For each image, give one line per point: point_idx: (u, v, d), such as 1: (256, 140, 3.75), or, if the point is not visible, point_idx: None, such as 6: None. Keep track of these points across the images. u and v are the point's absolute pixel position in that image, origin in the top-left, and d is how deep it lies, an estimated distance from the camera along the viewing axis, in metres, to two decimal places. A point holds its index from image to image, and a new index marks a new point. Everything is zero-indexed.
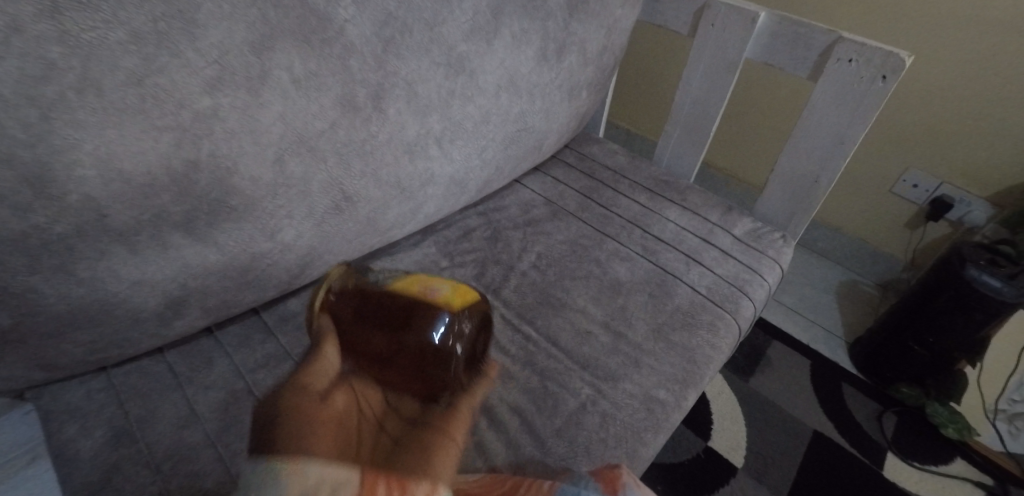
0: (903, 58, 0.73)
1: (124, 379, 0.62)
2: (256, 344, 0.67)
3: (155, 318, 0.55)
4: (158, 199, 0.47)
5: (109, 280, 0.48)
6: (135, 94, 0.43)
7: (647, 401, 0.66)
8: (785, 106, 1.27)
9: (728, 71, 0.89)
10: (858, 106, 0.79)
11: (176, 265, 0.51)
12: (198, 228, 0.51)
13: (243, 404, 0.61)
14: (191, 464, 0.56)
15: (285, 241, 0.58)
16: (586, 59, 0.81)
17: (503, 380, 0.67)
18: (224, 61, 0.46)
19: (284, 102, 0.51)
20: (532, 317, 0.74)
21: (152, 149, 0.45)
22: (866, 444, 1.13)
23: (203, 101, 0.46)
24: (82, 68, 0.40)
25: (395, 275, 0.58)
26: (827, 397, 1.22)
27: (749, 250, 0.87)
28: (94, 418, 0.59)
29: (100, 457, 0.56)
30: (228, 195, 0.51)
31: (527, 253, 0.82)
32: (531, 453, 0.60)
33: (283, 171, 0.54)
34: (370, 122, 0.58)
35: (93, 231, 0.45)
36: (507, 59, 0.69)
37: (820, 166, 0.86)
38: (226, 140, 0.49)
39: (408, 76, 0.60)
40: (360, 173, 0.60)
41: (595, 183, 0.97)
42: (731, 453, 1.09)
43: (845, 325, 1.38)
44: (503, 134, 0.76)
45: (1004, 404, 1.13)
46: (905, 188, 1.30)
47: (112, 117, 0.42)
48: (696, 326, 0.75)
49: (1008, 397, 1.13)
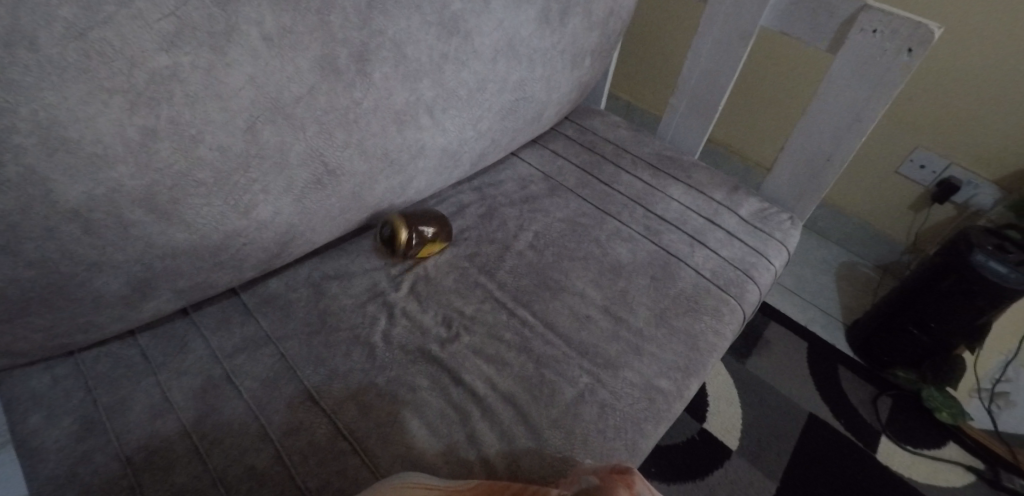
0: (932, 29, 0.68)
1: (93, 364, 0.58)
2: (234, 327, 0.63)
3: (120, 302, 0.50)
4: (113, 172, 0.42)
5: (63, 262, 0.44)
6: (77, 49, 0.38)
7: (649, 391, 0.63)
8: (800, 84, 1.22)
9: (741, 40, 0.83)
10: (880, 81, 0.74)
11: (139, 245, 0.47)
12: (161, 204, 0.46)
13: (220, 392, 0.57)
14: (164, 457, 0.52)
15: (261, 219, 0.53)
16: (590, 23, 0.75)
17: (498, 367, 0.63)
18: (183, 14, 0.41)
19: (254, 62, 0.45)
20: (528, 300, 0.70)
21: (102, 115, 0.40)
22: (859, 427, 1.09)
23: (160, 59, 0.41)
24: (11, 18, 0.35)
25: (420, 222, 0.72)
26: (823, 378, 1.17)
27: (755, 232, 0.83)
28: (59, 406, 0.55)
29: (66, 449, 0.52)
30: (193, 168, 0.46)
31: (523, 232, 0.78)
32: (526, 445, 0.57)
33: (256, 140, 0.48)
34: (354, 87, 0.53)
35: (40, 208, 0.40)
36: (505, 21, 0.63)
37: (835, 143, 0.82)
38: (188, 105, 0.43)
39: (396, 36, 0.54)
40: (343, 144, 0.55)
41: (596, 158, 0.92)
42: (726, 436, 1.05)
43: (843, 307, 1.32)
44: (499, 103, 0.71)
45: (987, 384, 1.09)
46: (911, 168, 1.23)
47: (51, 76, 0.37)
48: (700, 312, 0.71)
49: (992, 377, 1.08)
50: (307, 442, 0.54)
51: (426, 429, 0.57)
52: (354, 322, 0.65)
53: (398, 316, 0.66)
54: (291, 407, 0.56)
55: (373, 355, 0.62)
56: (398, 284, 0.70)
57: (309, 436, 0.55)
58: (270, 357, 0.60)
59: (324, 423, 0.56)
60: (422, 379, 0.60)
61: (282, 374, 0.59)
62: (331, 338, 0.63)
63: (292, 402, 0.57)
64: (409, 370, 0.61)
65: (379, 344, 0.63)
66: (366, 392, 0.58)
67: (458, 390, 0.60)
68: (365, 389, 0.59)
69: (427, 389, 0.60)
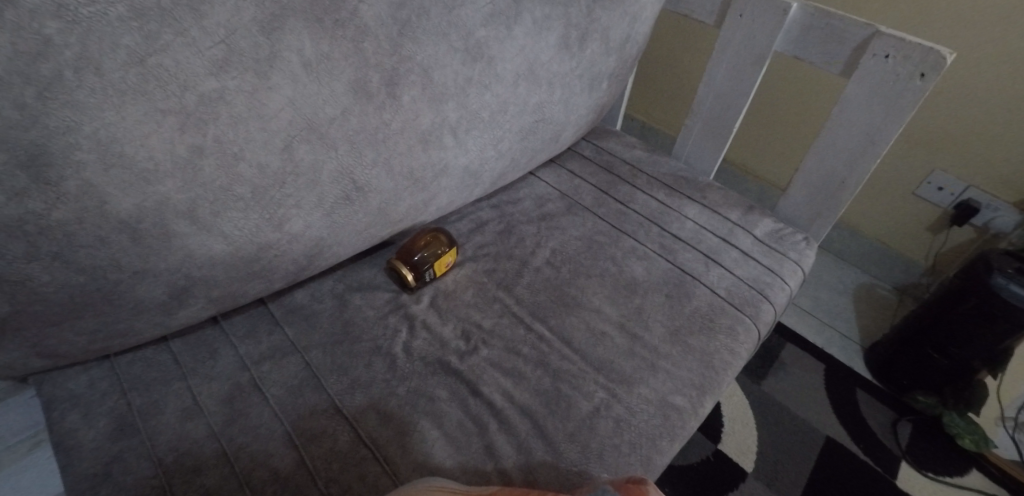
0: (945, 55, 0.69)
1: (128, 368, 0.61)
2: (262, 335, 0.65)
3: (158, 309, 0.53)
4: (161, 186, 0.45)
5: (110, 269, 0.47)
6: (136, 73, 0.41)
7: (663, 407, 0.64)
8: (815, 109, 1.23)
9: (755, 64, 0.85)
10: (893, 106, 0.75)
11: (181, 255, 0.49)
12: (202, 217, 0.49)
13: (248, 398, 0.59)
14: (193, 459, 0.54)
15: (293, 232, 0.55)
16: (608, 49, 0.78)
17: (515, 380, 0.64)
18: (231, 41, 0.44)
19: (294, 87, 0.48)
20: (545, 316, 0.71)
21: (155, 134, 0.43)
22: (878, 452, 1.07)
23: (208, 83, 0.44)
24: (79, 46, 0.39)
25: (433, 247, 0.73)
26: (841, 401, 1.15)
27: (770, 252, 0.84)
28: (96, 407, 0.57)
29: (102, 448, 0.54)
30: (233, 183, 0.49)
31: (541, 249, 0.80)
32: (542, 458, 0.58)
33: (292, 158, 0.51)
34: (383, 109, 0.56)
35: (94, 219, 0.43)
36: (527, 46, 0.66)
37: (849, 165, 0.83)
38: (232, 125, 0.46)
39: (424, 61, 0.57)
40: (372, 163, 0.58)
41: (612, 178, 0.94)
42: (741, 456, 1.04)
43: (861, 329, 1.31)
44: (520, 124, 0.73)
45: (1012, 412, 1.05)
46: (929, 190, 1.23)
47: (111, 98, 0.41)
48: (714, 330, 0.72)
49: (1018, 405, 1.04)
50: (330, 449, 0.56)
51: (445, 439, 0.58)
52: (376, 333, 0.67)
53: (419, 328, 0.68)
54: (315, 415, 0.58)
55: (395, 366, 0.64)
56: (418, 297, 0.72)
57: (332, 443, 0.56)
58: (295, 366, 0.63)
59: (346, 430, 0.57)
60: (441, 391, 0.62)
61: (307, 382, 0.61)
62: (353, 348, 0.65)
63: (316, 410, 0.59)
64: (429, 382, 0.63)
65: (399, 356, 0.65)
66: (387, 402, 0.60)
67: (476, 402, 0.62)
68: (386, 398, 0.60)
69: (445, 400, 0.61)
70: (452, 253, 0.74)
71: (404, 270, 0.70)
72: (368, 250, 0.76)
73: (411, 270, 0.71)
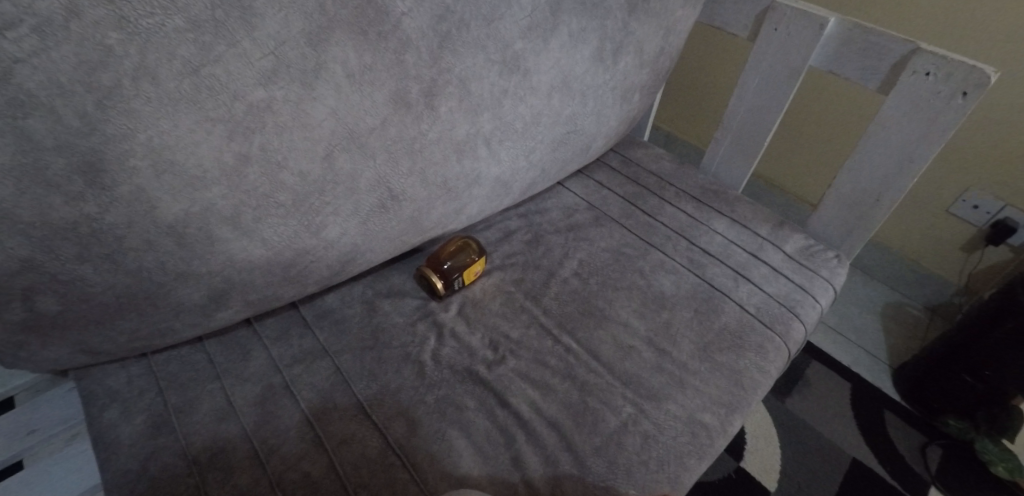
0: (989, 73, 0.67)
1: (164, 366, 0.62)
2: (294, 338, 0.66)
3: (197, 310, 0.54)
4: (208, 192, 0.46)
5: (155, 271, 0.48)
6: (190, 83, 0.42)
7: (691, 424, 0.63)
8: (849, 125, 1.21)
9: (790, 79, 0.84)
10: (933, 124, 0.73)
11: (222, 259, 0.50)
12: (245, 222, 0.50)
13: (279, 400, 0.60)
14: (226, 459, 0.55)
15: (329, 239, 0.56)
16: (642, 61, 0.78)
17: (542, 392, 0.64)
18: (280, 52, 0.45)
19: (338, 97, 0.49)
20: (573, 328, 0.71)
21: (204, 141, 0.44)
22: (906, 476, 1.04)
23: (257, 93, 0.45)
24: (138, 56, 0.40)
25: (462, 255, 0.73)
26: (868, 421, 1.13)
27: (801, 268, 0.83)
28: (133, 404, 0.58)
29: (139, 445, 0.55)
30: (275, 190, 0.50)
31: (569, 260, 0.80)
32: (569, 471, 0.58)
33: (332, 167, 0.52)
34: (421, 120, 0.56)
35: (144, 223, 0.45)
36: (562, 58, 0.66)
37: (884, 183, 0.81)
38: (278, 134, 0.48)
39: (462, 73, 0.57)
40: (407, 172, 0.58)
41: (640, 189, 0.93)
42: (764, 475, 1.02)
43: (890, 349, 1.28)
44: (552, 135, 0.74)
45: None
46: (964, 208, 1.20)
47: (165, 106, 0.42)
48: (744, 348, 0.71)
49: None
50: (359, 455, 0.56)
51: (472, 449, 0.58)
52: (404, 340, 0.67)
53: (447, 336, 0.68)
54: (345, 419, 0.59)
55: (423, 373, 0.64)
56: (447, 305, 0.72)
57: (360, 448, 0.57)
58: (326, 370, 0.63)
59: (375, 436, 0.58)
60: (469, 400, 0.62)
61: (337, 386, 0.62)
62: (382, 354, 0.65)
63: (346, 415, 0.59)
64: (457, 390, 0.63)
65: (428, 363, 0.65)
66: (416, 409, 0.60)
67: (503, 412, 0.62)
68: (414, 406, 0.61)
69: (473, 409, 0.61)
70: (481, 261, 0.75)
71: (435, 279, 0.70)
72: (397, 256, 0.76)
73: (441, 279, 0.71)
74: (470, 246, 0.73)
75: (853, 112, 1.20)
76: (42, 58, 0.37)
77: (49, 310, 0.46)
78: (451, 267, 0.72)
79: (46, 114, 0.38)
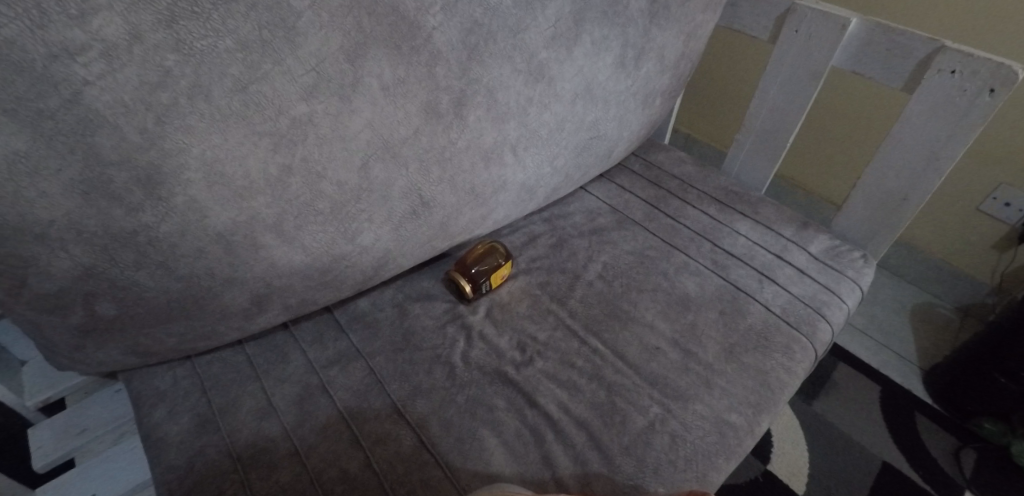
0: (1017, 70, 0.67)
1: (207, 368, 0.65)
2: (328, 341, 0.69)
3: (241, 314, 0.56)
4: (254, 201, 0.49)
5: (204, 276, 0.51)
6: (239, 100, 0.45)
7: (719, 425, 0.64)
8: (874, 124, 1.20)
9: (812, 80, 0.84)
10: (959, 121, 0.73)
11: (265, 265, 0.53)
12: (287, 229, 0.53)
13: (317, 400, 0.62)
14: (268, 456, 0.57)
15: (364, 244, 0.59)
16: (662, 66, 0.79)
17: (570, 392, 0.66)
18: (321, 69, 0.48)
19: (373, 109, 0.52)
20: (599, 330, 0.72)
21: (252, 154, 0.47)
22: (939, 480, 1.02)
23: (299, 107, 0.48)
24: (193, 76, 0.43)
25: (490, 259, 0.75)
26: (899, 424, 1.11)
27: (826, 269, 0.82)
28: (180, 404, 0.61)
29: (186, 442, 0.58)
30: (315, 199, 0.52)
31: (593, 263, 0.81)
32: (598, 470, 0.59)
33: (367, 176, 0.55)
34: (450, 129, 0.59)
35: (195, 231, 0.48)
36: (585, 66, 0.68)
37: (911, 182, 0.81)
38: (318, 145, 0.50)
39: (489, 83, 0.60)
40: (438, 180, 0.61)
41: (662, 192, 0.94)
42: (792, 478, 1.01)
43: (920, 350, 1.25)
44: (576, 141, 0.75)
45: None
46: (994, 206, 1.18)
47: (217, 123, 0.45)
48: (770, 348, 0.71)
49: None
50: (393, 453, 0.58)
51: (503, 448, 0.60)
52: (435, 342, 0.69)
53: (476, 339, 0.70)
54: (379, 418, 0.61)
55: (454, 374, 0.66)
56: (475, 308, 0.74)
57: (395, 447, 0.59)
58: (360, 371, 0.66)
59: (409, 435, 0.60)
60: (499, 400, 0.64)
61: (371, 387, 0.64)
62: (414, 356, 0.67)
63: (381, 415, 0.61)
64: (487, 391, 0.65)
65: (458, 364, 0.67)
66: (448, 409, 0.62)
67: (532, 412, 0.63)
68: (446, 406, 0.63)
69: (503, 409, 0.63)
70: (508, 265, 0.76)
71: (463, 282, 0.72)
72: (426, 261, 0.79)
73: (469, 282, 0.73)
74: (498, 252, 0.75)
75: (879, 111, 1.19)
76: (107, 80, 0.40)
77: (107, 313, 0.50)
78: (480, 272, 0.73)
79: (111, 131, 0.42)
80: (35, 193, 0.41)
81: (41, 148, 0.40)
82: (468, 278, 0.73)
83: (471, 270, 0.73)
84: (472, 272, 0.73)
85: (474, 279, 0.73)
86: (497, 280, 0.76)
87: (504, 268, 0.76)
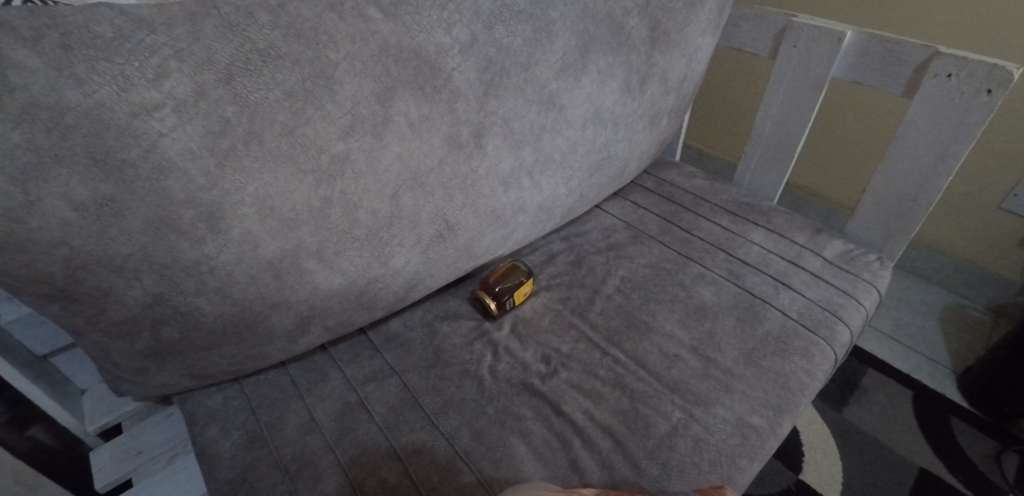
0: (1011, 70, 0.70)
1: (254, 388, 0.70)
2: (364, 360, 0.73)
3: (286, 335, 0.61)
4: (299, 231, 0.55)
5: (255, 301, 0.56)
6: (286, 142, 0.52)
7: (741, 427, 0.66)
8: (885, 130, 1.22)
9: (813, 92, 0.88)
10: (961, 123, 0.76)
11: (308, 289, 0.58)
12: (328, 255, 0.58)
13: (356, 415, 0.67)
14: (314, 467, 0.62)
15: (396, 267, 0.64)
16: (667, 88, 0.84)
17: (594, 400, 0.69)
18: (356, 111, 0.54)
19: (402, 143, 0.58)
20: (619, 340, 0.76)
21: (297, 189, 0.53)
22: (981, 485, 1.00)
23: (338, 146, 0.54)
24: (248, 124, 0.50)
25: (511, 275, 0.79)
26: (933, 428, 1.09)
27: (841, 273, 0.84)
28: (230, 422, 0.66)
29: (239, 457, 0.63)
30: (352, 227, 0.58)
31: (610, 277, 0.85)
32: (625, 474, 0.61)
33: (398, 204, 0.60)
34: (471, 158, 0.64)
35: (249, 260, 0.54)
36: (593, 93, 0.73)
37: (918, 185, 0.83)
38: (354, 179, 0.56)
39: (505, 114, 0.65)
40: (461, 204, 0.66)
41: (675, 207, 0.98)
42: (826, 487, 1.00)
43: (951, 352, 1.24)
44: (589, 163, 0.80)
45: None
46: (1016, 203, 1.18)
47: (268, 164, 0.51)
48: (789, 352, 0.73)
49: None
50: (430, 462, 0.62)
51: (533, 455, 0.63)
52: (464, 358, 0.73)
53: (502, 353, 0.74)
54: (415, 431, 0.65)
55: (482, 387, 0.70)
56: (500, 324, 0.78)
57: (431, 457, 0.62)
58: (395, 386, 0.70)
59: (444, 445, 0.63)
60: (527, 410, 0.67)
61: (406, 401, 0.68)
62: (444, 371, 0.71)
63: (416, 427, 0.65)
64: (515, 402, 0.68)
65: (486, 378, 0.71)
66: (478, 420, 0.66)
67: (559, 420, 0.66)
68: (477, 417, 0.66)
69: (531, 419, 0.67)
70: (529, 282, 0.81)
71: (488, 300, 0.77)
72: (452, 282, 0.83)
73: (493, 299, 0.77)
74: (522, 272, 0.80)
75: (889, 116, 1.20)
76: (177, 132, 0.47)
77: (171, 338, 0.55)
78: (505, 289, 0.78)
79: (180, 175, 0.48)
80: (116, 231, 0.48)
81: (122, 192, 0.47)
82: (494, 295, 0.77)
83: (496, 286, 0.78)
84: (497, 289, 0.78)
85: (499, 296, 0.77)
86: (519, 299, 0.80)
87: (526, 287, 0.81)
